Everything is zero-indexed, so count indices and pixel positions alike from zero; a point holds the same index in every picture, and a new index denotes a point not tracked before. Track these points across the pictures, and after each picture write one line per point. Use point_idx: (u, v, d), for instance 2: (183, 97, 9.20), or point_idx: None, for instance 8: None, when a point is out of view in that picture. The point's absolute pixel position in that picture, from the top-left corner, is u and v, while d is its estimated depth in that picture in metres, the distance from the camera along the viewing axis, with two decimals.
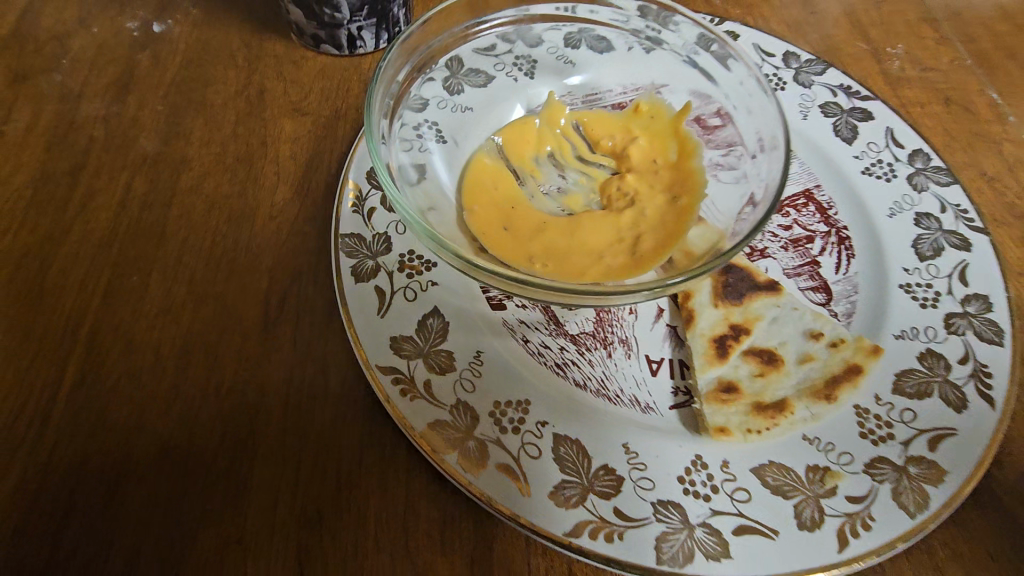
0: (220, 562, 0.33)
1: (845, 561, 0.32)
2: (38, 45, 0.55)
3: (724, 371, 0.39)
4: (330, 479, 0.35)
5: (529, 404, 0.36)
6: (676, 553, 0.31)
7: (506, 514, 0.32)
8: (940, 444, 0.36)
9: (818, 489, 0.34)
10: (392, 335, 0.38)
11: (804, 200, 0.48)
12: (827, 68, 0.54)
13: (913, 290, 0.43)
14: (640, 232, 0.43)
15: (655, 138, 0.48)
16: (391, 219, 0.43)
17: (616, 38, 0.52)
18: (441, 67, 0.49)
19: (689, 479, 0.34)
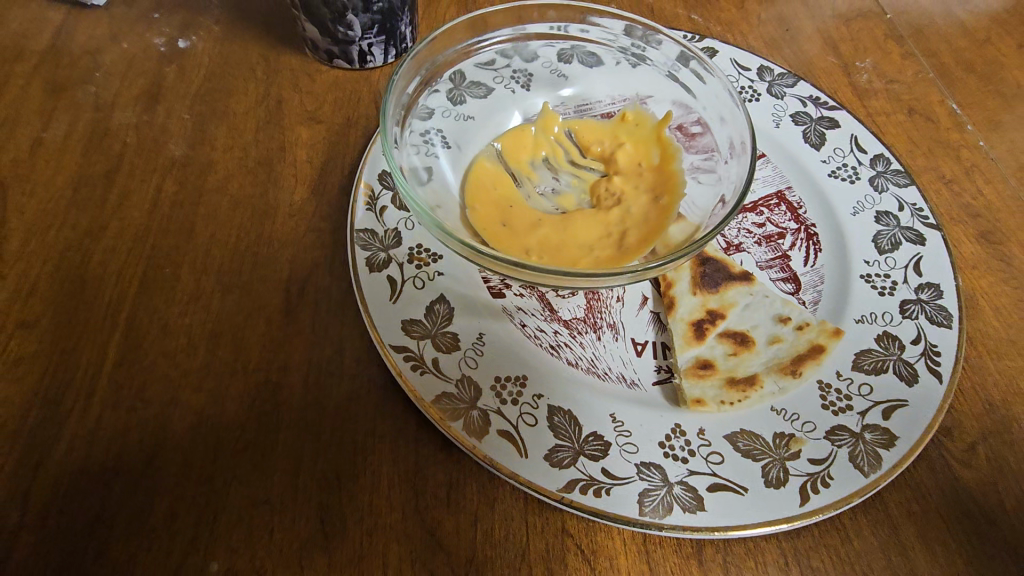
0: (250, 518, 0.37)
1: (806, 513, 0.36)
2: (73, 59, 0.60)
3: (701, 351, 0.44)
4: (348, 447, 0.40)
5: (526, 379, 0.40)
6: (657, 507, 0.36)
7: (507, 473, 0.36)
8: (892, 413, 0.40)
9: (784, 452, 0.38)
10: (403, 318, 0.42)
11: (776, 200, 0.53)
12: (798, 81, 0.59)
13: (873, 280, 0.47)
14: (626, 228, 0.48)
15: (640, 144, 0.53)
16: (400, 216, 0.48)
17: (605, 54, 0.57)
18: (445, 80, 0.53)
19: (669, 444, 0.38)
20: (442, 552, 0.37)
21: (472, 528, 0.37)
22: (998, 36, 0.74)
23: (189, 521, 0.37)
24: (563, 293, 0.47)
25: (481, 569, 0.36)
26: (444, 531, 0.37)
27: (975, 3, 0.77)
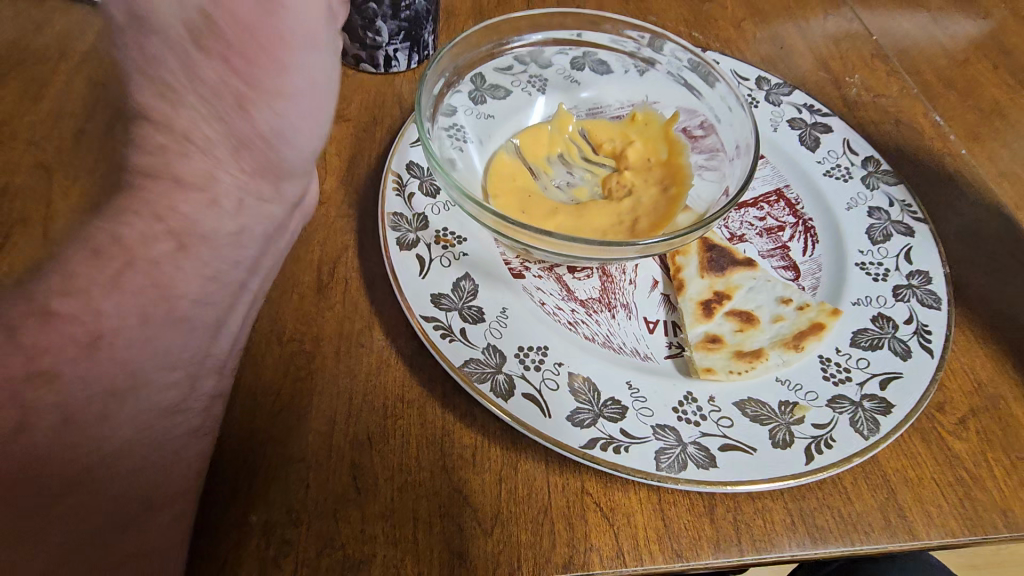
0: (285, 474, 0.39)
1: (810, 471, 0.39)
2: None
3: (710, 327, 0.47)
4: (378, 411, 0.42)
5: (548, 348, 0.43)
6: (672, 463, 0.38)
7: (531, 431, 0.39)
8: (888, 384, 0.43)
9: (789, 418, 0.41)
10: (431, 292, 0.45)
11: (776, 197, 0.56)
12: (793, 90, 0.64)
13: (867, 267, 0.51)
14: (637, 216, 0.51)
15: (649, 142, 0.57)
16: (427, 203, 0.51)
17: (615, 61, 0.61)
18: (467, 82, 0.57)
19: (682, 409, 0.41)
20: (469, 507, 0.39)
21: (497, 486, 0.39)
22: (976, 58, 0.80)
23: (228, 474, 0.39)
24: (579, 276, 0.50)
25: (506, 523, 0.38)
26: (471, 488, 0.39)
27: (954, 29, 0.83)
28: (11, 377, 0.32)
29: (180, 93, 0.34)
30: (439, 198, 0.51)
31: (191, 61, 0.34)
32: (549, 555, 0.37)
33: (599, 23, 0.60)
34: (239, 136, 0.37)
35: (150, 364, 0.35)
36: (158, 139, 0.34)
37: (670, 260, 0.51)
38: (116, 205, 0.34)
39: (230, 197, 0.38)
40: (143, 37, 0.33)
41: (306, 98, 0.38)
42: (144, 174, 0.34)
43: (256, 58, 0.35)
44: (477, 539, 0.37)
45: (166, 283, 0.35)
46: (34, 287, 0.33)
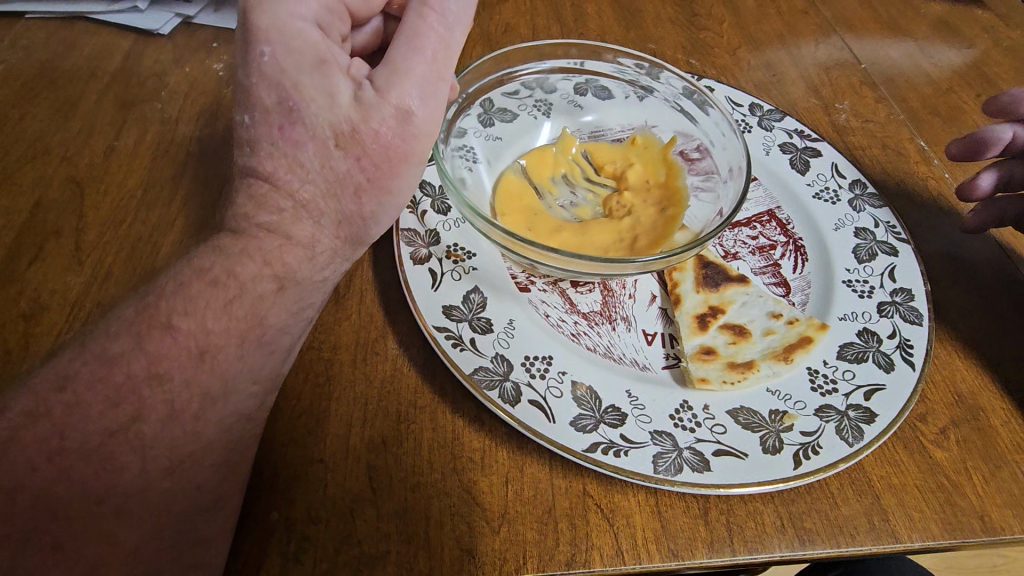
0: (306, 474, 0.42)
1: (798, 475, 0.41)
2: (142, 80, 0.67)
3: (704, 339, 0.49)
4: (393, 416, 0.44)
5: (553, 358, 0.46)
6: (668, 466, 0.41)
7: (537, 435, 0.41)
8: (872, 395, 0.46)
9: (779, 426, 0.44)
10: (443, 303, 0.48)
11: (768, 217, 0.60)
12: (784, 116, 0.67)
13: (853, 284, 0.54)
14: (637, 234, 0.54)
15: (648, 164, 0.60)
16: (438, 219, 0.54)
17: (616, 87, 0.64)
18: (476, 106, 0.61)
19: (678, 416, 0.44)
20: (478, 507, 0.41)
21: (504, 488, 0.42)
22: (960, 86, 0.84)
23: (254, 473, 0.41)
24: (581, 289, 0.53)
25: (512, 523, 0.40)
26: (480, 490, 0.42)
27: (939, 58, 0.87)
28: (134, 375, 0.37)
29: (311, 174, 0.40)
30: (450, 215, 0.55)
31: (328, 156, 0.39)
32: (553, 553, 0.39)
33: (601, 52, 0.63)
34: (344, 215, 0.42)
35: (237, 376, 0.39)
36: (281, 204, 0.40)
37: (668, 275, 0.54)
38: (236, 248, 0.39)
39: (325, 253, 0.42)
40: (291, 125, 0.38)
41: (404, 195, 0.44)
42: (264, 229, 0.40)
43: (379, 163, 0.41)
44: (485, 538, 0.40)
45: (258, 316, 0.39)
46: (160, 304, 0.38)
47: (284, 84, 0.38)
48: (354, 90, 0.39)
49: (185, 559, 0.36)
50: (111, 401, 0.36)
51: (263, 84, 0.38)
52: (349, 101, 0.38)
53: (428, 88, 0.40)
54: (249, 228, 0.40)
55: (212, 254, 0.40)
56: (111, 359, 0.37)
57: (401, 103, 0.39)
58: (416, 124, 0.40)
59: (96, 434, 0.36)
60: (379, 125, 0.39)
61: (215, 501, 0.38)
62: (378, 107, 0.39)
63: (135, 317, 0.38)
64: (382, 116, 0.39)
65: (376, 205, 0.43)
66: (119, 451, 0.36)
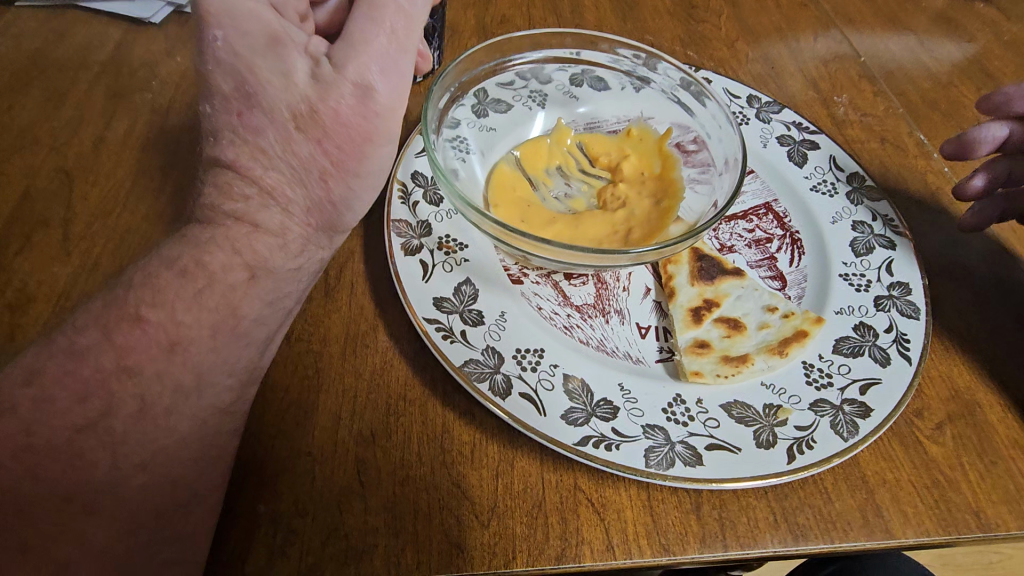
0: (293, 467, 0.41)
1: (792, 470, 0.41)
2: (133, 70, 0.66)
3: (699, 333, 0.49)
4: (382, 409, 0.44)
5: (544, 351, 0.45)
6: (660, 461, 0.40)
7: (527, 428, 0.41)
8: (868, 389, 0.45)
9: (773, 420, 0.43)
10: (433, 295, 0.47)
11: (764, 210, 0.59)
12: (782, 108, 0.66)
13: (850, 278, 0.53)
14: (631, 226, 0.54)
15: (643, 156, 0.60)
16: (431, 211, 0.53)
17: (612, 78, 0.63)
18: (470, 96, 0.60)
19: (670, 410, 0.43)
20: (467, 501, 0.40)
21: (494, 482, 0.41)
22: (960, 80, 0.83)
23: (238, 467, 0.41)
24: (575, 282, 0.52)
25: (501, 517, 0.40)
26: (469, 483, 0.41)
27: (938, 51, 0.86)
28: (103, 369, 0.36)
29: (273, 160, 0.41)
30: (442, 206, 0.54)
31: (290, 140, 0.40)
32: (543, 548, 0.39)
33: (597, 41, 0.62)
34: (313, 202, 0.43)
35: (210, 370, 0.38)
36: (246, 192, 0.41)
37: (662, 268, 0.53)
38: (205, 237, 0.40)
39: (297, 240, 0.43)
40: (250, 110, 0.39)
41: (374, 177, 0.45)
42: (231, 217, 0.41)
43: (343, 145, 0.41)
44: (474, 532, 0.39)
45: (232, 306, 0.39)
46: (129, 296, 0.38)
47: (239, 69, 0.38)
48: (311, 68, 0.39)
49: (162, 557, 0.36)
50: (81, 395, 0.35)
51: (219, 71, 0.38)
52: (307, 81, 0.39)
53: (388, 64, 0.40)
54: (216, 216, 0.40)
55: (182, 244, 0.40)
56: (79, 352, 0.36)
57: (360, 80, 0.39)
58: (378, 101, 0.40)
59: (61, 431, 0.35)
60: (338, 103, 0.39)
61: (191, 498, 0.37)
62: (335, 85, 0.39)
63: (103, 309, 0.37)
64: (340, 96, 0.39)
65: (345, 190, 0.44)
66: (88, 448, 0.35)
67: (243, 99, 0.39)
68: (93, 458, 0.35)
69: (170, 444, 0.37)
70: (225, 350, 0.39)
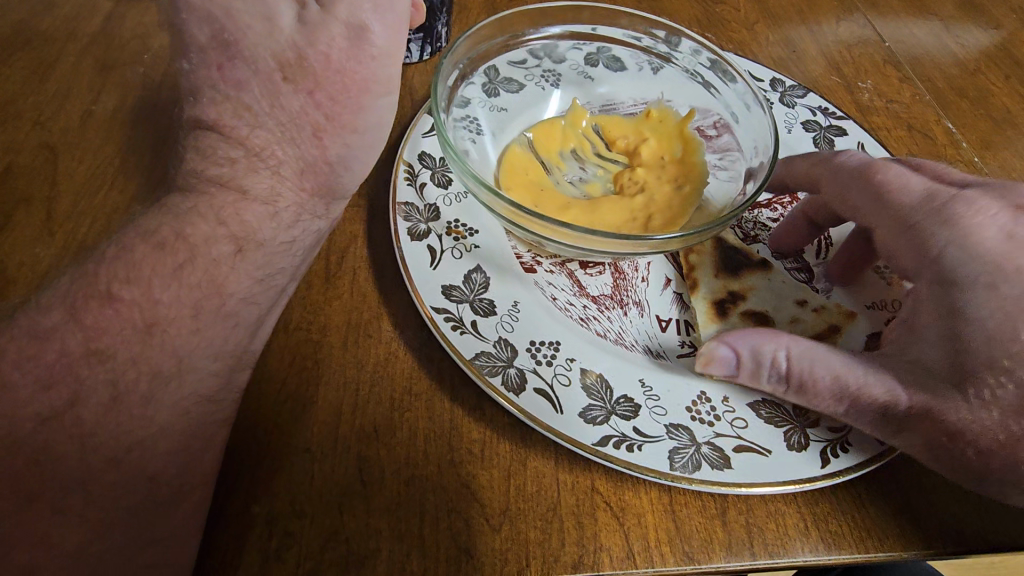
0: (289, 465, 0.38)
1: (826, 475, 0.39)
2: (123, 42, 0.63)
3: (723, 327, 0.46)
4: (386, 403, 0.41)
5: (560, 344, 0.42)
6: (686, 462, 0.38)
7: (544, 427, 0.38)
8: None
9: (804, 421, 0.41)
10: (442, 283, 0.44)
11: (789, 198, 0.56)
12: (807, 92, 0.63)
13: (882, 271, 0.51)
14: (651, 213, 0.51)
15: (663, 139, 0.56)
16: (439, 193, 0.50)
17: (630, 57, 0.60)
18: (480, 74, 0.56)
19: (695, 409, 0.40)
20: (476, 503, 0.38)
21: (506, 483, 0.39)
22: (987, 67, 0.79)
23: (228, 464, 0.38)
24: (591, 271, 0.49)
25: (514, 521, 0.37)
26: (479, 484, 0.38)
27: (965, 38, 0.83)
28: (71, 353, 0.33)
29: (259, 117, 0.37)
30: (451, 189, 0.51)
31: (278, 92, 0.37)
32: (558, 555, 0.36)
33: (615, 17, 0.59)
34: (306, 161, 0.39)
35: (192, 353, 0.36)
36: (231, 154, 0.38)
37: (683, 258, 0.50)
38: (185, 206, 0.37)
39: (288, 209, 0.39)
40: (231, 62, 0.36)
41: (374, 133, 0.40)
42: (216, 183, 0.37)
43: (337, 95, 0.38)
44: (485, 537, 0.37)
45: (217, 283, 0.36)
46: (99, 270, 0.35)
47: (216, 15, 0.36)
48: (298, 12, 0.36)
49: (141, 560, 0.33)
50: (42, 384, 0.32)
51: (195, 19, 0.36)
52: (294, 25, 0.36)
53: (381, 2, 0.37)
54: (197, 183, 0.37)
55: (160, 215, 0.36)
56: (42, 334, 0.33)
57: (350, 19, 0.37)
58: (373, 42, 0.37)
59: (23, 422, 0.32)
60: (329, 46, 0.36)
61: (172, 495, 0.34)
62: (324, 25, 0.36)
63: (72, 287, 0.34)
64: (329, 38, 0.36)
65: (345, 150, 0.39)
66: (55, 441, 0.32)
67: (223, 49, 0.36)
68: (62, 448, 0.32)
69: (149, 432, 0.34)
70: (207, 327, 0.36)
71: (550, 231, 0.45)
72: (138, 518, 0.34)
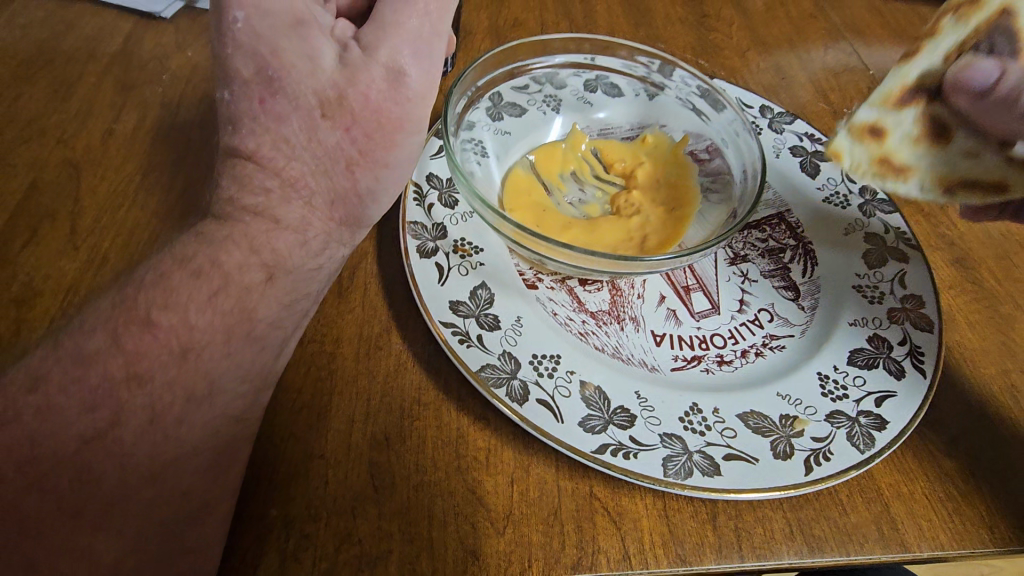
0: (306, 470, 0.40)
1: (810, 481, 0.41)
2: (142, 62, 0.66)
3: (881, 118, 0.55)
4: (397, 412, 0.43)
5: (561, 357, 0.45)
6: (679, 470, 0.40)
7: (545, 435, 0.40)
8: (883, 402, 0.46)
9: (790, 431, 0.43)
10: (450, 299, 0.47)
11: (777, 220, 0.59)
12: (795, 119, 0.67)
13: (863, 290, 0.54)
14: (646, 233, 0.54)
15: (658, 164, 0.59)
16: (446, 213, 0.53)
17: (626, 84, 0.63)
18: (485, 100, 0.60)
19: (687, 419, 0.43)
20: (482, 506, 0.40)
21: (509, 488, 0.41)
22: None
23: (247, 468, 0.40)
24: (589, 288, 0.52)
25: (516, 524, 0.39)
26: (484, 490, 0.41)
27: None
28: (112, 378, 0.35)
29: (296, 150, 0.39)
30: (458, 209, 0.54)
31: (315, 128, 0.39)
32: (558, 556, 0.38)
33: (614, 49, 0.62)
34: (338, 192, 0.41)
35: (225, 373, 0.37)
36: (266, 185, 0.39)
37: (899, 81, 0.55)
38: (221, 236, 0.38)
39: (318, 237, 0.41)
40: (272, 97, 0.38)
41: (401, 167, 0.43)
42: (250, 213, 0.39)
43: (372, 133, 0.40)
44: (489, 539, 0.39)
45: (247, 309, 0.38)
46: (138, 296, 0.37)
47: (261, 52, 0.37)
48: (339, 53, 0.39)
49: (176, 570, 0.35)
50: (87, 406, 0.35)
51: (239, 54, 0.37)
52: (336, 67, 0.38)
53: (420, 48, 0.40)
54: (233, 212, 0.39)
55: (195, 242, 0.38)
56: (87, 358, 0.35)
57: (391, 65, 0.39)
58: (409, 85, 0.40)
59: (68, 443, 0.34)
60: (368, 88, 0.39)
61: (202, 504, 0.37)
62: (365, 67, 0.38)
63: (112, 310, 0.36)
64: (370, 80, 0.39)
65: (373, 184, 0.43)
66: (94, 460, 0.34)
67: (265, 83, 0.37)
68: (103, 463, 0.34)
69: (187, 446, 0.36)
70: (246, 350, 0.38)
71: (552, 250, 0.47)
72: (175, 528, 0.36)
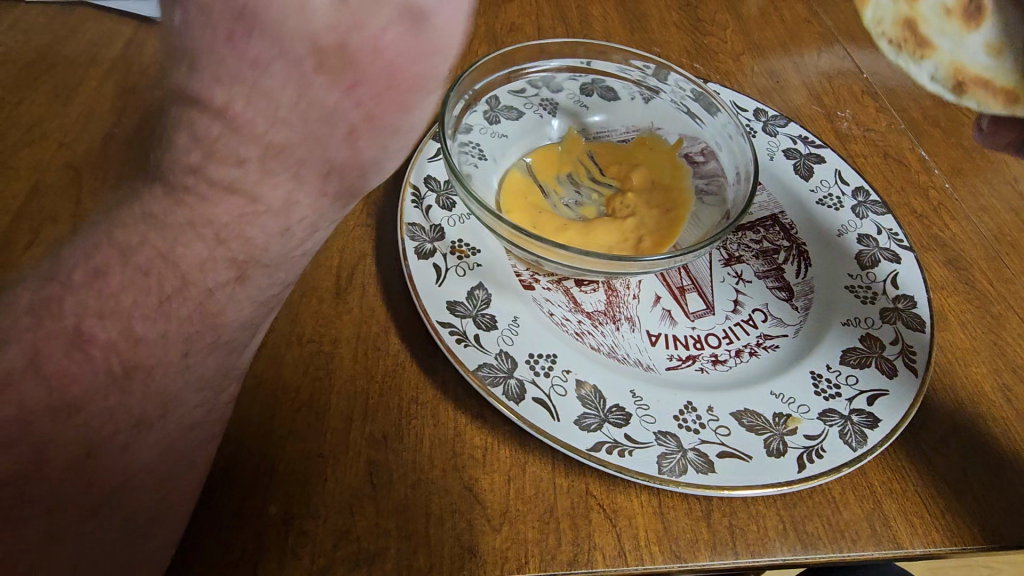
0: (304, 468, 0.41)
1: (803, 479, 0.42)
2: (143, 66, 0.67)
3: None
4: (395, 411, 0.44)
5: (557, 356, 0.45)
6: (673, 467, 0.41)
7: (541, 433, 0.41)
8: (875, 400, 0.47)
9: (783, 429, 0.44)
10: (447, 299, 0.47)
11: (771, 222, 0.60)
12: (789, 122, 0.68)
13: (856, 290, 0.54)
14: (641, 234, 0.54)
15: (653, 167, 0.60)
16: (444, 215, 0.53)
17: (622, 88, 0.64)
18: (482, 103, 0.60)
19: (682, 417, 0.43)
20: (479, 504, 0.40)
21: (506, 486, 0.41)
22: None
23: (245, 467, 0.41)
24: (585, 289, 0.53)
25: (513, 521, 0.40)
26: (481, 488, 0.41)
27: None
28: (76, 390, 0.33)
29: (282, 110, 0.31)
30: (455, 211, 0.54)
31: (307, 83, 0.30)
32: (554, 553, 0.39)
33: (609, 53, 0.63)
34: (333, 163, 0.34)
35: (181, 388, 0.35)
36: (241, 153, 0.32)
37: None
38: (178, 222, 0.33)
39: (303, 220, 0.35)
40: (246, 36, 0.29)
41: (416, 133, 0.35)
42: (204, 187, 0.32)
43: (383, 96, 0.32)
44: (486, 536, 0.39)
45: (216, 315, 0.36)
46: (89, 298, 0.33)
47: None
48: None
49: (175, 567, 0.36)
50: None
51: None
52: None
53: None
54: (191, 185, 0.32)
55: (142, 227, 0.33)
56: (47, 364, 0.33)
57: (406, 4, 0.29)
58: (428, 28, 0.30)
59: None
60: (379, 33, 0.29)
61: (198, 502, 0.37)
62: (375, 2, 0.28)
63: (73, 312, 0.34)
64: (378, 18, 0.29)
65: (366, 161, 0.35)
66: None
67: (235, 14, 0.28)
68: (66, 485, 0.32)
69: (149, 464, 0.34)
70: (201, 359, 0.35)
71: (548, 251, 0.48)
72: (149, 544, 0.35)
